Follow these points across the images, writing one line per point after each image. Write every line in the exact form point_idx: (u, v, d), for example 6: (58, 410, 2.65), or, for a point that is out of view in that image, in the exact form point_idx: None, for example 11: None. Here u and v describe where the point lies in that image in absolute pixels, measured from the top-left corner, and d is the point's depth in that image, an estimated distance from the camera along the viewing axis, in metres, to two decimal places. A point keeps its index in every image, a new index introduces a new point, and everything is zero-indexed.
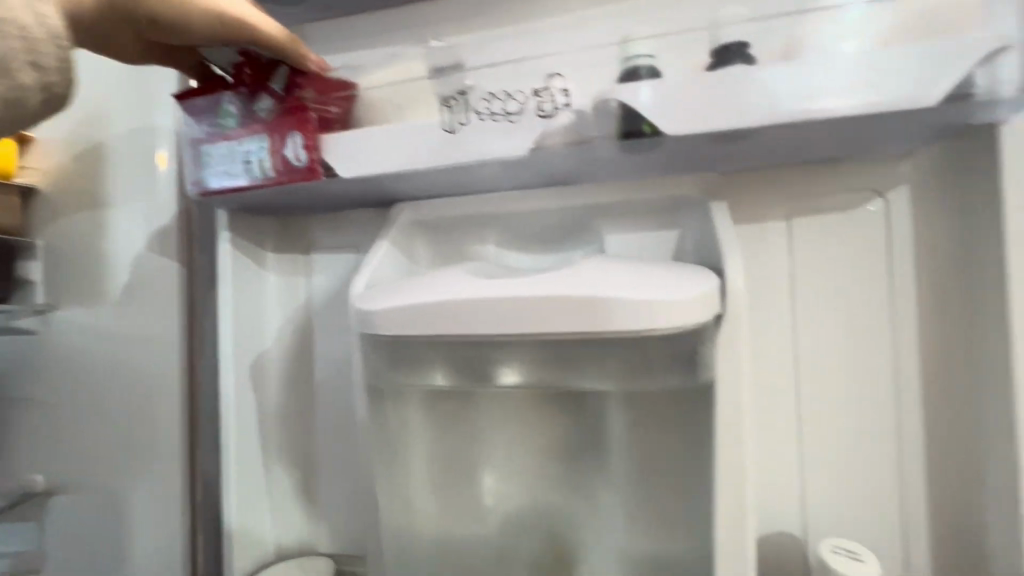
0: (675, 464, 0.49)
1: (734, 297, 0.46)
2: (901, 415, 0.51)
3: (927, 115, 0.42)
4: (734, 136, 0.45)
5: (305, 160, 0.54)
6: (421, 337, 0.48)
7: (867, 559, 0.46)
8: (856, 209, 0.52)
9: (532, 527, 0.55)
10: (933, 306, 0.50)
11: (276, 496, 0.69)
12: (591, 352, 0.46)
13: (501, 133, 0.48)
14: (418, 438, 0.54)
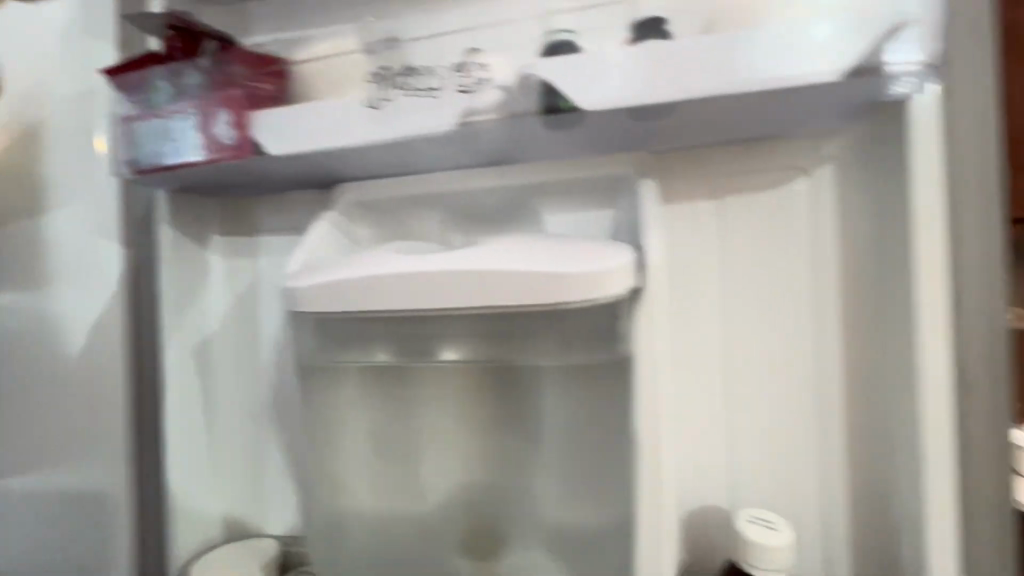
0: (596, 438, 0.50)
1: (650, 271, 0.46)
2: (819, 387, 0.53)
3: (837, 89, 0.43)
4: (652, 113, 0.45)
5: (233, 139, 0.53)
6: (347, 313, 0.49)
7: (780, 528, 0.47)
8: (779, 188, 0.54)
9: (463, 500, 0.56)
10: (848, 282, 0.52)
11: (226, 475, 0.72)
12: (509, 328, 0.48)
13: (423, 109, 0.48)
14: (353, 414, 0.56)
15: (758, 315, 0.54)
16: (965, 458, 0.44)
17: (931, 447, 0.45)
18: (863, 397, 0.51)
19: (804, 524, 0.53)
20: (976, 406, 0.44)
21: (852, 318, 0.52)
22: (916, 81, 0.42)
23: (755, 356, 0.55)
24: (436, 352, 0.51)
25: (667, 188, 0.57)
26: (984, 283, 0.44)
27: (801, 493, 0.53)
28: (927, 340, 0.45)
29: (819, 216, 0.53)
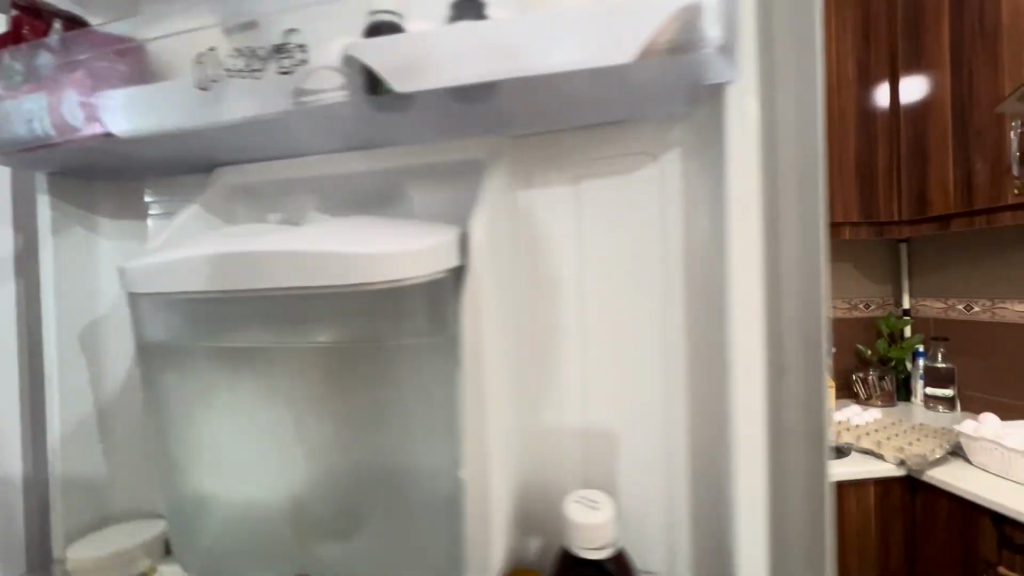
0: (429, 424, 0.48)
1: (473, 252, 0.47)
2: (665, 369, 0.53)
3: (644, 69, 0.42)
4: (474, 93, 0.45)
5: (83, 121, 0.54)
6: (172, 294, 0.48)
7: (601, 507, 0.48)
8: (630, 171, 0.54)
9: (301, 503, 0.52)
10: (691, 265, 0.51)
11: (115, 456, 0.73)
12: (345, 306, 0.47)
13: (250, 91, 0.48)
14: (199, 399, 0.52)
15: (608, 298, 0.56)
16: (778, 441, 0.45)
17: (744, 431, 0.46)
18: (706, 384, 0.51)
19: (649, 506, 0.54)
20: (791, 391, 0.45)
21: (697, 301, 0.51)
22: (725, 65, 0.42)
23: (606, 338, 0.56)
24: (280, 334, 0.48)
25: (526, 173, 0.58)
26: (805, 277, 0.44)
27: (648, 474, 0.54)
28: (741, 326, 0.46)
29: (664, 199, 0.53)
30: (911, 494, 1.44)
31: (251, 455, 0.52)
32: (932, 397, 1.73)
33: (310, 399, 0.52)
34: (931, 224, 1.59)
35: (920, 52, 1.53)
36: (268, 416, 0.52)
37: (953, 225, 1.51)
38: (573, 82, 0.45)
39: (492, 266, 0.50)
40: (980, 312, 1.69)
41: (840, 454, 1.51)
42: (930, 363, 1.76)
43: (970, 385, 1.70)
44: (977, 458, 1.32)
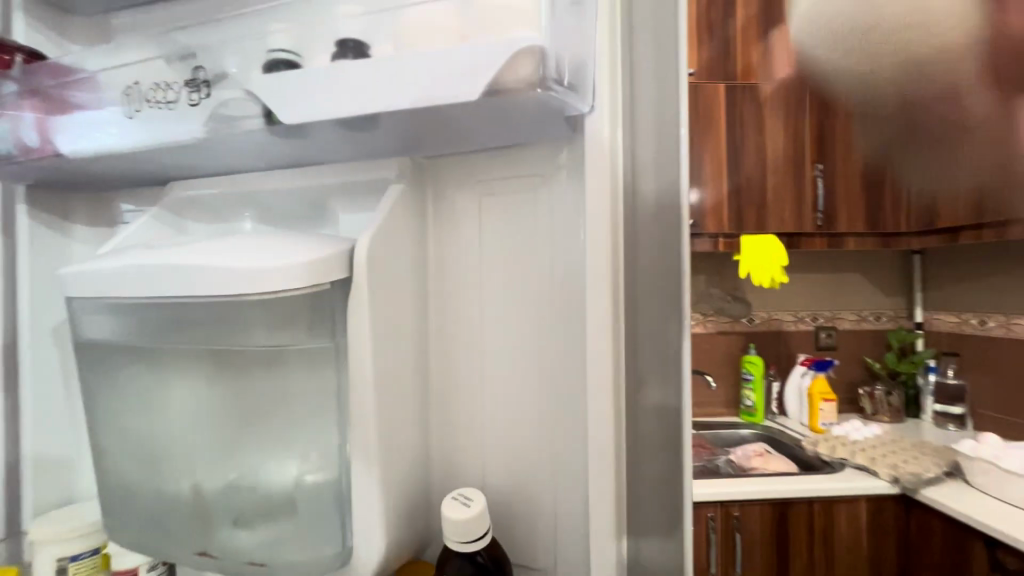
0: (317, 422, 0.54)
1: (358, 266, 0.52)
2: (551, 377, 0.56)
3: (498, 101, 0.46)
4: (359, 124, 0.50)
5: (38, 142, 0.61)
6: (103, 297, 0.55)
7: (475, 504, 0.52)
8: (527, 192, 0.58)
9: (206, 498, 0.56)
10: (567, 285, 0.54)
11: (87, 441, 0.81)
12: (242, 314, 0.51)
13: (169, 120, 0.55)
14: (124, 391, 0.58)
15: (505, 309, 0.59)
16: (640, 444, 0.51)
17: (596, 431, 0.49)
18: (577, 390, 0.54)
19: (532, 505, 0.58)
20: (648, 399, 0.51)
21: (576, 316, 0.54)
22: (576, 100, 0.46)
23: (502, 346, 0.59)
24: (192, 338, 0.54)
25: (433, 192, 0.63)
26: (659, 289, 0.50)
27: (531, 474, 0.58)
28: (595, 338, 0.48)
29: (552, 220, 0.56)
30: (902, 516, 1.30)
31: (162, 451, 0.57)
32: (941, 415, 1.66)
33: (213, 404, 0.55)
34: (942, 234, 1.45)
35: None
36: (174, 416, 0.57)
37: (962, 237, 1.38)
38: (445, 114, 0.49)
39: (382, 276, 0.55)
40: (993, 329, 1.65)
41: (828, 467, 1.41)
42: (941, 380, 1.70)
43: (983, 406, 1.64)
44: (977, 479, 1.21)
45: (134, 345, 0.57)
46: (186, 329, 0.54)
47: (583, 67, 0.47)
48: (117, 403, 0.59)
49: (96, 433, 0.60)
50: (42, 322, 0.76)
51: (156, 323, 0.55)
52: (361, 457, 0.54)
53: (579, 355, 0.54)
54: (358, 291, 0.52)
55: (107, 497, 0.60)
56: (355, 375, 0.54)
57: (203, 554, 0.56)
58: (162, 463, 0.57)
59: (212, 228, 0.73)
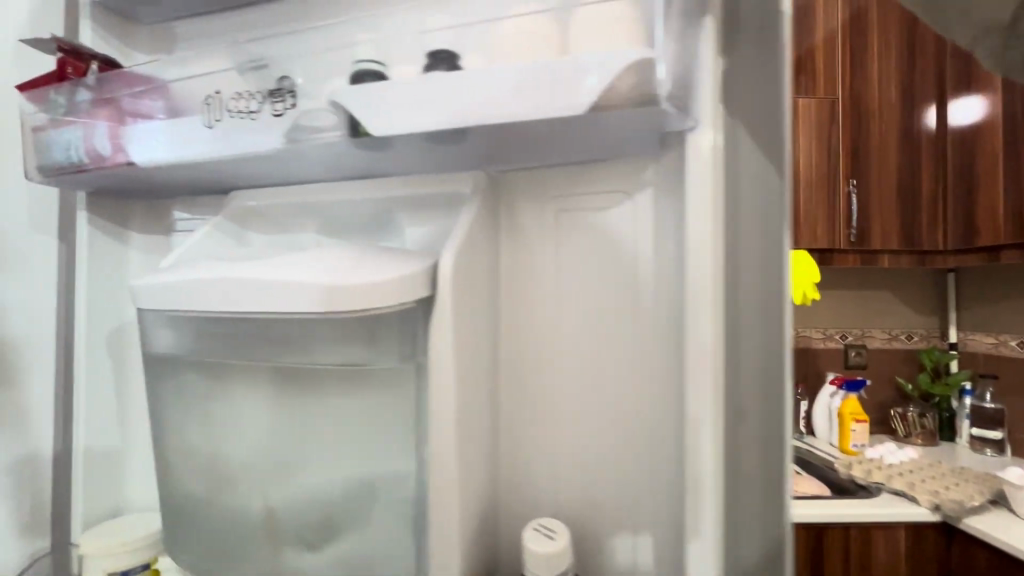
0: (395, 445, 0.51)
1: (444, 281, 0.50)
2: (636, 400, 0.55)
3: (602, 116, 0.45)
4: (450, 137, 0.49)
5: (110, 150, 0.60)
6: (177, 310, 0.54)
7: (559, 537, 0.49)
8: (610, 210, 0.56)
9: (279, 516, 0.54)
10: (661, 305, 0.53)
11: (137, 451, 0.80)
12: (321, 329, 0.50)
13: (249, 131, 0.54)
14: (192, 406, 0.57)
15: (585, 327, 0.57)
16: (739, 482, 0.46)
17: (695, 461, 0.46)
18: (668, 415, 0.53)
19: (612, 534, 0.56)
20: (750, 433, 0.46)
21: (666, 339, 0.53)
22: (680, 116, 0.44)
23: (580, 365, 0.58)
24: (265, 353, 0.53)
25: (506, 206, 0.61)
26: (764, 310, 0.46)
27: (612, 502, 0.55)
28: (693, 364, 0.46)
29: (640, 240, 0.54)
30: (945, 545, 1.23)
31: (234, 467, 0.56)
32: (978, 439, 1.59)
33: (292, 421, 0.54)
34: (981, 253, 1.43)
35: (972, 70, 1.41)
36: (249, 431, 0.56)
37: (1004, 257, 1.35)
38: (540, 129, 0.48)
39: (464, 293, 0.53)
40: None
41: (864, 492, 1.35)
42: (977, 402, 1.63)
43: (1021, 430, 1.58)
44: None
45: (207, 359, 0.55)
46: (263, 345, 0.53)
47: (689, 85, 0.45)
48: (184, 417, 0.57)
49: (159, 447, 0.58)
50: (99, 331, 0.76)
51: (232, 337, 0.54)
52: (441, 484, 0.51)
53: (671, 378, 0.52)
54: (442, 311, 0.51)
55: (171, 513, 0.59)
56: (435, 395, 0.51)
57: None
58: (234, 479, 0.56)
59: (271, 239, 0.71)
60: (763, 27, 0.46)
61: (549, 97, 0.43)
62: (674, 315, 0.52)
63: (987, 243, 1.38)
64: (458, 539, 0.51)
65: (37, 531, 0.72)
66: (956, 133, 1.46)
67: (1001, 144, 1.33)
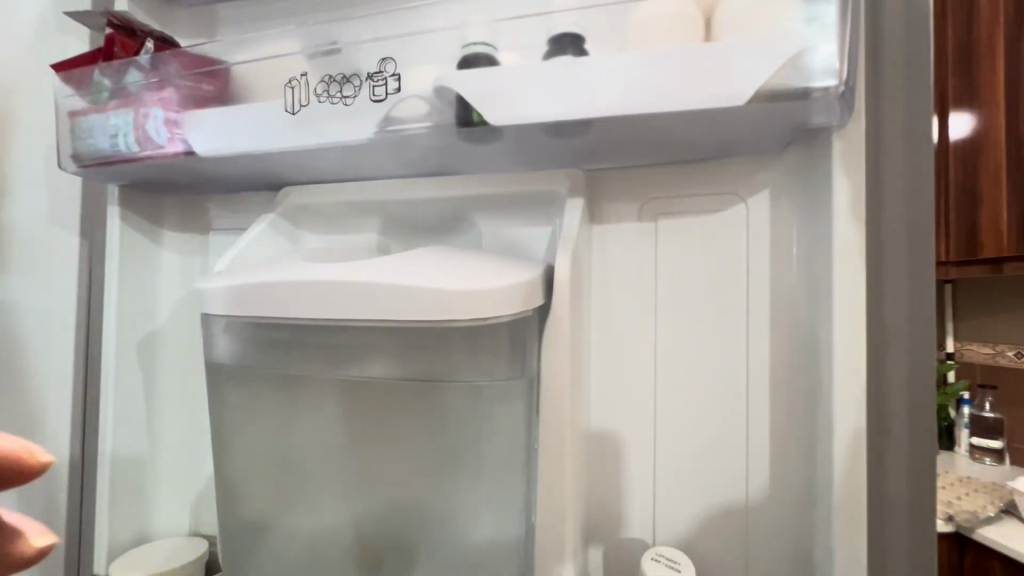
0: (498, 465, 0.46)
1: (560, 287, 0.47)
2: (750, 411, 0.52)
3: (749, 108, 0.41)
4: (571, 128, 0.45)
5: (166, 138, 0.55)
6: (251, 315, 0.48)
7: (683, 569, 0.46)
8: (717, 213, 0.53)
9: (365, 539, 0.50)
10: (781, 314, 0.51)
11: (167, 468, 0.74)
12: (423, 337, 0.45)
13: (342, 118, 0.49)
14: (256, 422, 0.51)
15: (690, 334, 0.54)
16: (885, 506, 0.42)
17: (842, 484, 0.43)
18: (790, 428, 0.50)
19: (723, 553, 0.53)
20: (897, 452, 0.42)
21: (790, 351, 0.50)
22: (842, 109, 0.40)
23: (682, 376, 0.54)
24: (350, 362, 0.48)
25: (597, 208, 0.57)
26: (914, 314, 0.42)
27: (718, 517, 0.53)
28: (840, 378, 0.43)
29: (752, 245, 0.52)
30: (959, 553, 1.32)
31: (311, 487, 0.51)
32: (978, 448, 1.60)
33: (382, 436, 0.49)
34: (983, 265, 1.51)
35: (974, 85, 1.45)
36: (328, 447, 0.50)
37: (1007, 269, 1.43)
38: (673, 123, 0.44)
39: (576, 297, 0.50)
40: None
41: None
42: (977, 413, 1.64)
43: (1017, 438, 1.59)
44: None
45: (281, 368, 0.49)
46: (352, 354, 0.47)
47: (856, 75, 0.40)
48: (250, 430, 0.51)
49: (218, 463, 0.52)
50: (127, 340, 0.69)
51: (314, 345, 0.48)
52: (552, 502, 0.48)
53: (797, 390, 0.50)
54: (556, 321, 0.48)
55: (230, 536, 0.52)
56: (546, 407, 0.48)
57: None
58: (311, 499, 0.50)
59: (328, 240, 0.66)
60: (910, 5, 0.41)
61: (698, 84, 0.40)
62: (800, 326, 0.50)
63: (990, 255, 1.45)
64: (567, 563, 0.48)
65: (58, 561, 0.65)
66: (956, 146, 1.52)
67: (1004, 158, 1.37)
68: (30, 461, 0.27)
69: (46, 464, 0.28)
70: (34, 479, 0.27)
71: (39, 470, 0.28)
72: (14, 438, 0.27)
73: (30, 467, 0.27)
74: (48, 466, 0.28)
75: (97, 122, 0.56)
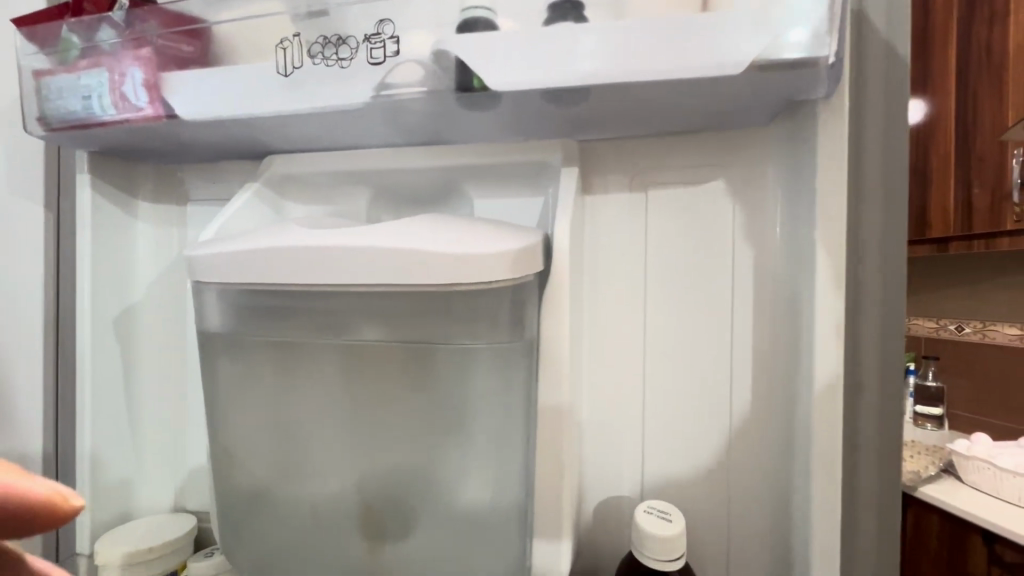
0: (497, 429, 0.47)
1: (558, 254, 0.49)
2: (734, 375, 0.55)
3: (743, 79, 0.42)
4: (571, 94, 0.45)
5: (144, 101, 0.52)
6: (245, 282, 0.48)
7: (675, 519, 0.49)
8: (706, 183, 0.55)
9: (362, 505, 0.50)
10: (764, 281, 0.53)
11: (149, 447, 0.72)
12: (422, 303, 0.45)
13: (335, 81, 0.48)
14: (251, 392, 0.51)
15: (678, 300, 0.56)
16: (858, 457, 0.45)
17: (820, 440, 0.46)
18: (771, 388, 0.53)
19: (707, 506, 0.56)
20: (868, 406, 0.45)
21: (774, 315, 0.53)
22: (830, 82, 0.42)
23: (670, 344, 0.57)
24: (350, 329, 0.48)
25: (590, 178, 0.58)
26: (886, 277, 0.45)
27: (701, 473, 0.56)
28: (822, 340, 0.45)
29: (739, 215, 0.54)
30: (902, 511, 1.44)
31: (308, 454, 0.51)
32: (923, 415, 1.72)
33: (379, 403, 0.49)
34: (932, 244, 1.59)
35: (929, 74, 1.53)
36: (324, 415, 0.50)
37: (952, 246, 1.52)
38: (668, 92, 0.45)
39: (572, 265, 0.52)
40: (970, 334, 1.72)
41: None
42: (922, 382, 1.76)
43: (957, 405, 1.73)
44: (968, 476, 1.34)
45: (276, 336, 0.49)
46: (351, 321, 0.48)
47: (844, 48, 0.42)
48: (244, 399, 0.51)
49: (214, 431, 0.52)
50: (103, 317, 0.66)
51: (311, 312, 0.48)
52: (549, 459, 0.50)
53: (778, 352, 0.53)
54: (554, 287, 0.49)
55: (225, 503, 0.53)
56: (543, 372, 0.50)
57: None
58: (308, 466, 0.51)
59: (318, 209, 0.66)
60: None
61: (696, 53, 0.41)
62: (783, 291, 0.53)
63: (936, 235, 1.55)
64: (566, 519, 0.50)
65: None
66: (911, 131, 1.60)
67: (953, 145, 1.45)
68: (60, 505, 0.22)
69: (78, 509, 0.23)
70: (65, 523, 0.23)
71: (69, 515, 0.23)
72: (45, 480, 0.23)
73: (61, 514, 0.22)
74: (79, 511, 0.23)
75: (67, 83, 0.53)
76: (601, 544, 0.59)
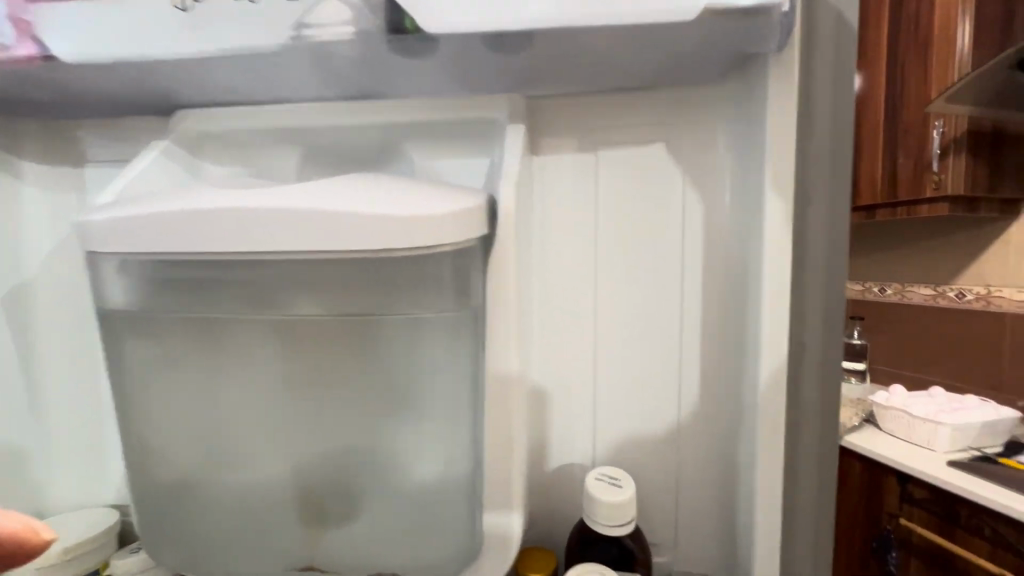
0: (444, 403, 0.45)
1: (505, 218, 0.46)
2: (683, 338, 0.55)
3: (693, 29, 0.40)
4: (512, 41, 0.42)
5: (13, 38, 0.44)
6: (149, 252, 0.42)
7: (625, 485, 0.48)
8: (657, 143, 0.53)
9: (300, 490, 0.47)
10: (714, 243, 0.53)
11: (57, 440, 0.65)
12: (358, 272, 0.42)
13: (245, 19, 0.41)
14: (168, 375, 0.46)
15: (628, 264, 0.55)
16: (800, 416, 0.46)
17: (766, 400, 0.47)
18: (719, 351, 0.54)
19: (657, 467, 0.57)
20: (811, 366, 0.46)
21: (723, 278, 0.53)
22: (781, 33, 0.41)
23: (621, 308, 0.56)
24: (277, 302, 0.43)
25: (540, 137, 0.55)
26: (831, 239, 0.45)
27: (652, 436, 0.57)
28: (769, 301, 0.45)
29: (689, 176, 0.53)
30: None
31: (238, 439, 0.47)
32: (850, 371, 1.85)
33: (315, 381, 0.46)
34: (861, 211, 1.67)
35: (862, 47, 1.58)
36: (254, 397, 0.46)
37: (878, 214, 1.60)
38: (617, 41, 0.42)
39: (519, 229, 0.49)
40: (890, 295, 1.85)
41: None
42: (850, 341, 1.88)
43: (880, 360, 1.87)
44: (886, 425, 1.46)
45: (192, 311, 0.44)
46: (280, 293, 0.43)
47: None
48: (159, 382, 0.46)
49: (127, 419, 0.47)
50: None
51: (233, 284, 0.43)
52: (497, 432, 0.48)
53: (725, 314, 0.53)
54: (500, 253, 0.47)
55: (146, 496, 0.48)
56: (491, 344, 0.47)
57: (312, 567, 0.47)
58: (237, 451, 0.47)
59: (240, 170, 0.59)
60: None
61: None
62: (732, 253, 0.52)
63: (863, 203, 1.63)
64: (516, 491, 0.49)
65: None
66: None
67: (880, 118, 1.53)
68: (33, 538, 0.35)
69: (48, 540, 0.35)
70: (35, 551, 0.35)
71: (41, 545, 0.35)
72: (23, 519, 0.35)
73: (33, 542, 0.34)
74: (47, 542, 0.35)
75: None
76: (553, 511, 0.59)
